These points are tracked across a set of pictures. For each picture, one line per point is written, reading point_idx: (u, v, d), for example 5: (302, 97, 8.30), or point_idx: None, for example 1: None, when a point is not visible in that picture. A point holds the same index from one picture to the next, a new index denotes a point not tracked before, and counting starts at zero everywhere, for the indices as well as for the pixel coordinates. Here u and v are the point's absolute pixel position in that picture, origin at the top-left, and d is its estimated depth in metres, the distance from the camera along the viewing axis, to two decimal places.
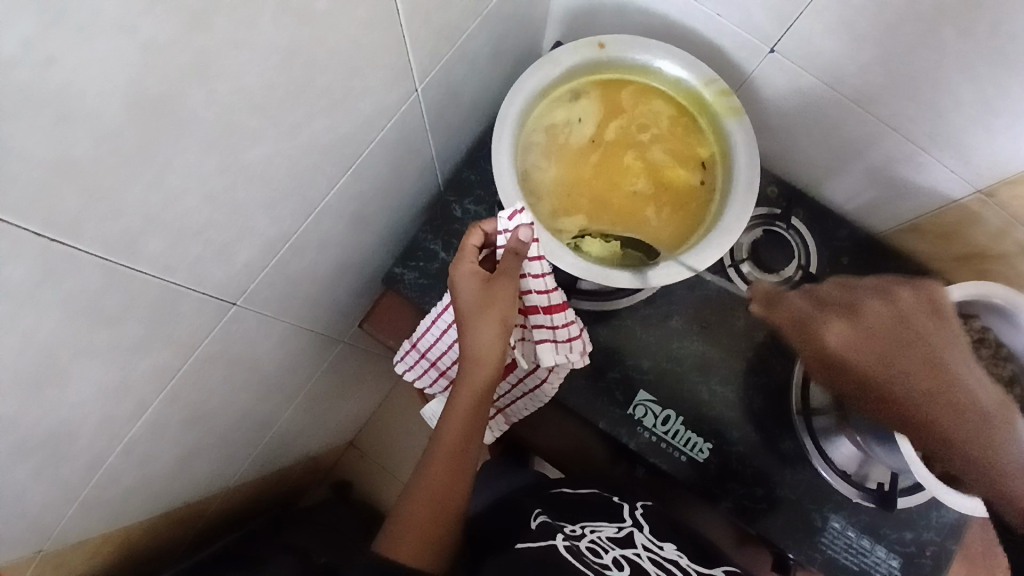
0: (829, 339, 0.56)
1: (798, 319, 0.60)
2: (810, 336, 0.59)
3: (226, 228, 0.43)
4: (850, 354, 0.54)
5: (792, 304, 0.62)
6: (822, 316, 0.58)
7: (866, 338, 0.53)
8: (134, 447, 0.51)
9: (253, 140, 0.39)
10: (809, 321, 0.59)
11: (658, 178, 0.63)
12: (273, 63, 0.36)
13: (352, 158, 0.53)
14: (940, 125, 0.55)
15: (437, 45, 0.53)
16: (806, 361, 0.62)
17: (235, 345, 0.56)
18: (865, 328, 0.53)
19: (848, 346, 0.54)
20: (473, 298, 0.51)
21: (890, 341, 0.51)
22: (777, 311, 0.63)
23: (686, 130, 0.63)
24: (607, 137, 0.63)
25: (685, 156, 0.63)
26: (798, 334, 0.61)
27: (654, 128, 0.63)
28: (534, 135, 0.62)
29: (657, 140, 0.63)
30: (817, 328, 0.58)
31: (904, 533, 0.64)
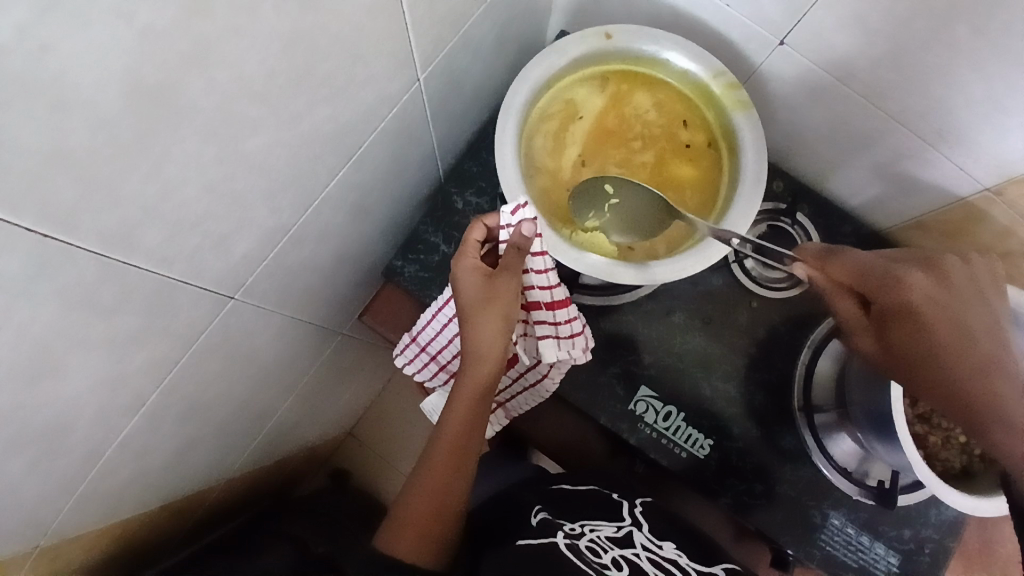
0: (906, 288, 0.49)
1: (869, 272, 0.51)
2: (893, 291, 0.49)
3: (224, 220, 0.42)
4: (913, 301, 0.48)
5: (869, 262, 0.52)
6: (905, 269, 0.50)
7: (942, 291, 0.49)
8: (132, 440, 0.51)
9: (252, 130, 0.38)
10: (891, 275, 0.50)
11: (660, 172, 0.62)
12: (274, 51, 0.35)
13: (353, 149, 0.52)
14: (951, 121, 0.54)
15: (441, 33, 0.52)
16: (859, 324, 0.53)
17: (232, 338, 0.55)
18: (941, 288, 0.49)
19: (903, 290, 0.49)
20: (475, 293, 0.51)
21: (959, 298, 0.48)
22: (836, 267, 0.53)
23: (684, 122, 0.62)
24: (605, 135, 0.62)
25: (686, 147, 0.62)
26: (870, 292, 0.51)
27: (649, 121, 0.62)
28: (534, 135, 0.61)
29: (654, 133, 0.62)
30: (898, 281, 0.49)
31: (903, 530, 0.65)
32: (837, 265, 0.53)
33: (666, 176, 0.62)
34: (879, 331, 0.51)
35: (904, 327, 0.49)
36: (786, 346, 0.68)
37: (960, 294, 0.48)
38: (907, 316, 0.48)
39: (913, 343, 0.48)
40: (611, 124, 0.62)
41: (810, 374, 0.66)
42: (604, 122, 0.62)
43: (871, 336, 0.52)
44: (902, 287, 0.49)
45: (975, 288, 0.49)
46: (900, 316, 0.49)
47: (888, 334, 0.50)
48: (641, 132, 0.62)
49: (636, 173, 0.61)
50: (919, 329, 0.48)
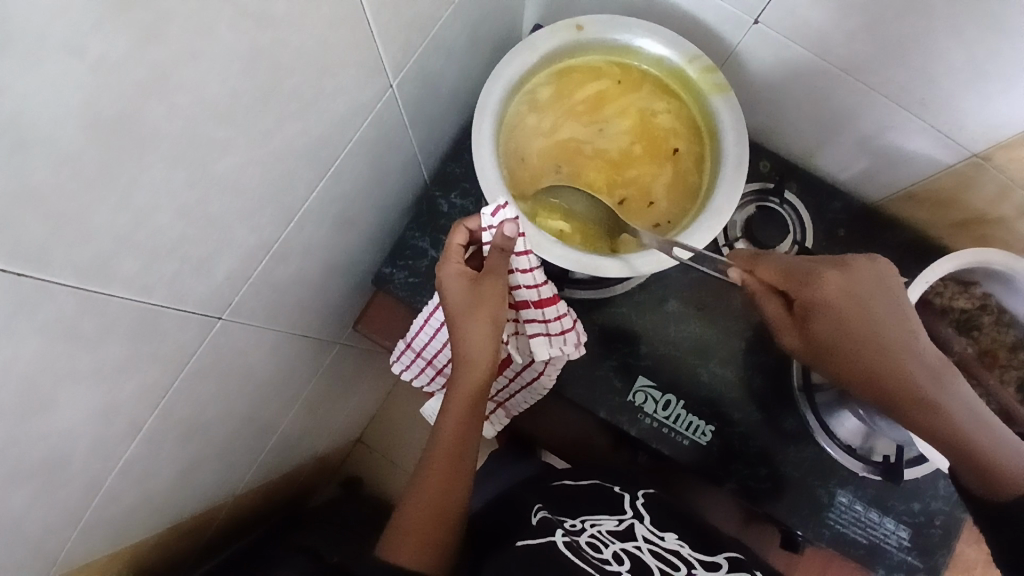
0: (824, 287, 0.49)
1: (821, 311, 0.49)
2: (812, 291, 0.49)
3: (203, 243, 0.42)
4: (864, 353, 0.48)
5: (893, 270, 0.52)
6: (856, 305, 0.48)
7: (853, 291, 0.49)
8: (131, 467, 0.51)
9: (221, 152, 0.38)
10: (811, 274, 0.50)
11: (653, 95, 0.62)
12: (235, 70, 0.35)
13: (330, 161, 0.51)
14: (932, 91, 0.53)
15: (410, 37, 0.52)
16: (828, 275, 0.49)
17: (225, 358, 0.55)
18: (845, 293, 0.49)
19: (832, 331, 0.49)
20: (461, 299, 0.50)
21: (862, 296, 0.49)
22: (765, 266, 0.52)
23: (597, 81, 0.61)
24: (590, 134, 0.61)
25: (623, 70, 0.61)
26: (791, 289, 0.50)
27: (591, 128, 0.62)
28: (511, 145, 0.60)
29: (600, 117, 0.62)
30: (817, 281, 0.49)
31: (912, 503, 0.64)
32: (765, 267, 0.52)
33: (655, 91, 0.62)
34: (807, 289, 0.50)
35: (826, 326, 0.49)
36: None
37: (868, 295, 0.49)
38: (821, 313, 0.49)
39: (828, 336, 0.49)
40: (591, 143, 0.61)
41: None
42: (601, 140, 0.61)
43: (840, 276, 0.49)
44: (823, 286, 0.49)
45: (875, 290, 0.49)
46: (817, 316, 0.49)
47: (811, 328, 0.50)
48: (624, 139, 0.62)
49: (650, 140, 0.62)
50: (832, 330, 0.49)
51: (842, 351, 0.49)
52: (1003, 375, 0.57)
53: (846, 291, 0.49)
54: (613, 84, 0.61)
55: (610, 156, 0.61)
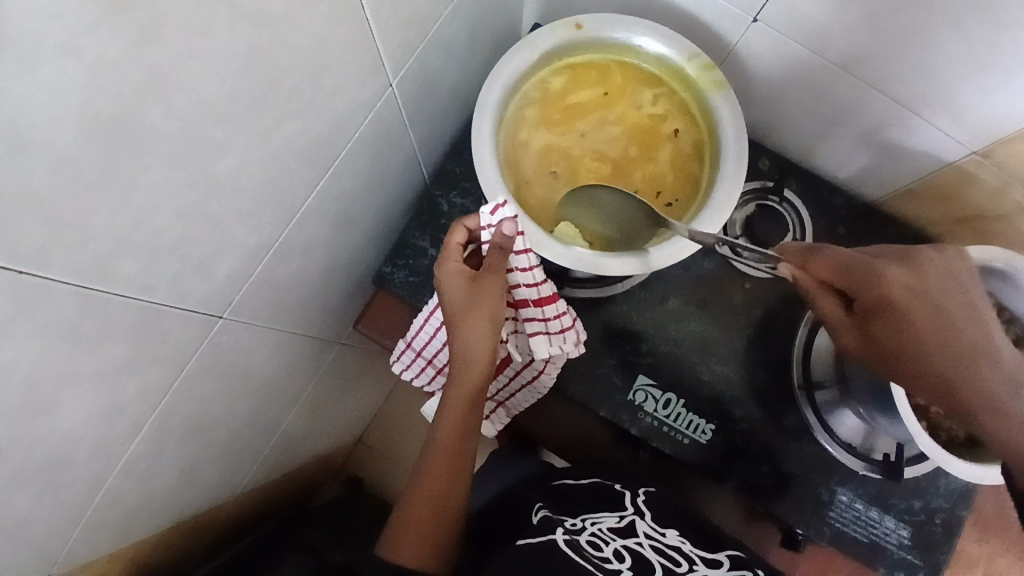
0: (887, 284, 0.48)
1: (883, 309, 0.48)
2: (873, 287, 0.49)
3: (203, 242, 0.42)
4: (930, 352, 0.48)
5: (962, 262, 0.51)
6: (920, 302, 0.48)
7: (920, 287, 0.48)
8: (133, 466, 0.51)
9: (220, 151, 0.38)
10: (873, 270, 0.49)
11: (645, 94, 0.62)
12: (233, 70, 0.35)
13: (330, 161, 0.52)
14: (932, 88, 0.53)
15: (409, 36, 0.52)
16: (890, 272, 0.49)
17: (226, 357, 0.55)
18: (911, 289, 0.48)
19: (893, 330, 0.48)
20: (461, 298, 0.50)
21: (934, 292, 0.48)
22: (818, 262, 0.51)
23: (580, 99, 0.61)
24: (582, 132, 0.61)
25: (605, 76, 0.61)
26: (851, 288, 0.50)
27: (589, 136, 0.61)
28: (511, 157, 0.60)
29: (595, 124, 0.62)
30: (880, 278, 0.49)
31: (913, 502, 0.64)
32: (819, 262, 0.51)
33: (645, 90, 0.62)
34: (868, 286, 0.49)
35: (888, 324, 0.48)
36: (782, 324, 0.67)
37: (937, 292, 0.48)
38: (885, 311, 0.48)
39: (889, 336, 0.49)
40: (588, 139, 0.61)
41: (809, 351, 0.65)
42: (593, 139, 0.61)
43: (901, 272, 0.49)
44: (886, 283, 0.48)
45: (944, 287, 0.49)
46: (879, 314, 0.49)
47: (873, 327, 0.49)
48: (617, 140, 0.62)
49: (651, 139, 0.62)
50: (896, 330, 0.48)
51: (906, 352, 0.48)
52: None
53: (910, 287, 0.48)
54: (598, 97, 0.61)
55: (602, 157, 0.61)
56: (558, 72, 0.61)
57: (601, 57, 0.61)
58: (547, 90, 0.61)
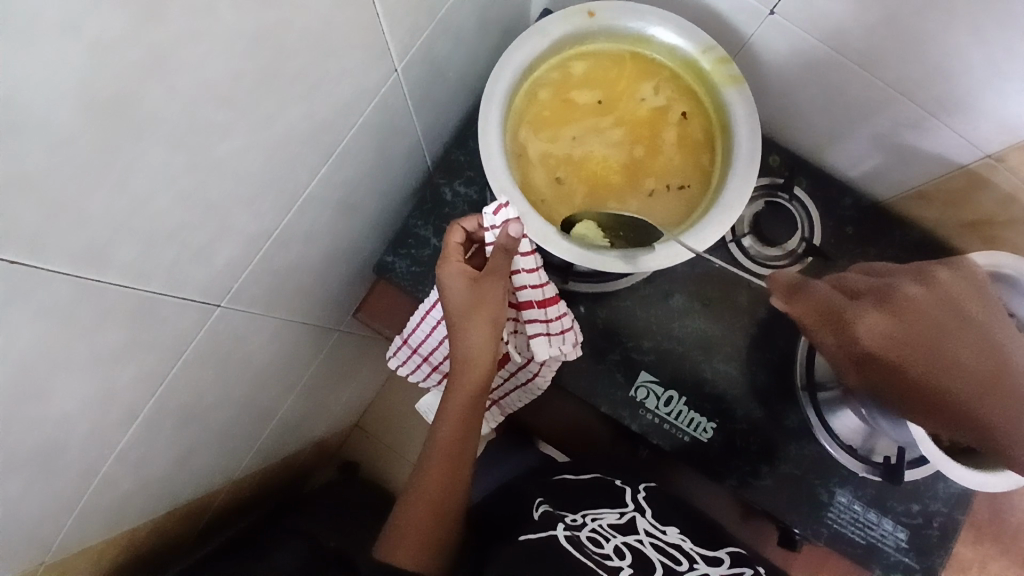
0: (863, 333, 0.43)
1: (866, 359, 0.43)
2: (847, 336, 0.44)
3: (202, 229, 0.41)
4: (927, 401, 0.42)
5: (960, 288, 0.42)
6: (906, 351, 0.41)
7: (896, 333, 0.41)
8: (127, 454, 0.50)
9: (220, 137, 0.37)
10: (847, 316, 0.44)
11: (643, 92, 0.60)
12: (235, 53, 0.34)
13: (333, 147, 0.50)
14: (951, 89, 0.52)
15: (417, 20, 0.50)
16: (864, 318, 0.43)
17: (223, 345, 0.54)
18: (891, 335, 0.42)
19: (884, 378, 0.43)
20: (461, 298, 0.50)
21: (908, 337, 0.41)
22: (801, 304, 0.48)
23: (577, 111, 0.60)
24: (588, 122, 0.60)
25: (598, 80, 0.60)
26: (831, 333, 0.46)
27: (596, 140, 0.60)
28: (521, 163, 0.58)
29: (599, 127, 0.60)
30: (854, 324, 0.43)
31: (911, 504, 0.64)
32: (802, 305, 0.48)
33: (641, 88, 0.60)
34: (844, 333, 0.44)
35: (877, 373, 0.43)
36: (787, 323, 0.67)
37: (920, 335, 0.41)
38: (867, 362, 0.43)
39: (882, 382, 0.44)
40: (595, 130, 0.60)
41: (813, 353, 0.64)
42: (598, 131, 0.60)
43: (881, 319, 0.42)
44: (861, 332, 0.43)
45: (933, 329, 0.40)
46: (864, 363, 0.44)
47: (866, 372, 0.45)
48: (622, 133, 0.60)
49: (658, 135, 0.60)
50: (886, 378, 0.43)
51: (907, 399, 0.43)
52: None
53: (895, 336, 0.41)
54: (594, 106, 0.60)
55: (602, 152, 0.59)
56: (575, 60, 0.59)
57: (618, 50, 0.60)
58: (559, 75, 0.59)
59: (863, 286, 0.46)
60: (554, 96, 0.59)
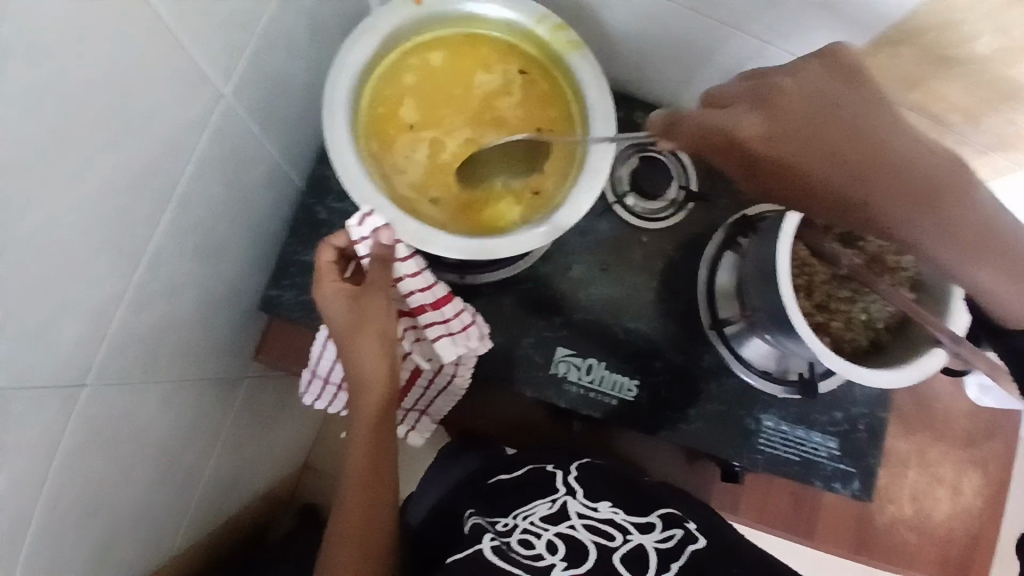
0: (745, 135, 0.46)
1: (753, 166, 0.47)
2: (733, 148, 0.47)
3: (32, 312, 0.37)
4: (801, 180, 0.45)
5: (822, 77, 0.45)
6: (782, 145, 0.45)
7: (774, 130, 0.45)
8: (27, 568, 0.46)
9: (19, 209, 0.33)
10: (728, 129, 0.46)
11: (485, 80, 0.59)
12: (7, 113, 0.30)
13: (170, 191, 0.47)
14: (773, 16, 0.53)
15: (233, 41, 0.47)
16: (743, 126, 0.46)
17: (107, 424, 0.50)
18: (773, 128, 0.45)
19: (773, 173, 0.46)
20: (345, 317, 0.48)
21: (794, 124, 0.45)
22: (680, 134, 0.49)
23: (433, 100, 0.59)
24: (442, 110, 0.58)
25: (437, 81, 0.59)
26: (727, 149, 0.47)
27: (454, 141, 0.58)
28: (383, 180, 0.56)
29: (452, 128, 0.58)
30: (736, 134, 0.46)
31: (834, 413, 0.68)
32: (683, 135, 0.49)
33: (482, 77, 0.59)
34: (738, 144, 0.46)
35: (767, 170, 0.46)
36: (683, 269, 0.68)
37: (800, 118, 0.45)
38: (777, 163, 0.45)
39: (778, 173, 0.46)
40: (449, 118, 0.58)
41: (712, 289, 0.66)
42: (453, 117, 0.58)
43: (757, 119, 0.46)
44: (747, 137, 0.46)
45: (812, 107, 0.44)
46: (768, 159, 0.45)
47: (754, 169, 0.47)
48: (479, 116, 0.59)
49: (514, 120, 0.60)
50: (782, 170, 0.45)
51: (795, 182, 0.45)
52: (894, 278, 0.58)
53: (771, 133, 0.45)
54: (442, 101, 0.59)
55: (459, 140, 0.58)
56: (433, 48, 0.58)
57: (466, 33, 0.59)
58: (409, 67, 0.58)
59: (738, 92, 0.48)
60: (404, 90, 0.58)
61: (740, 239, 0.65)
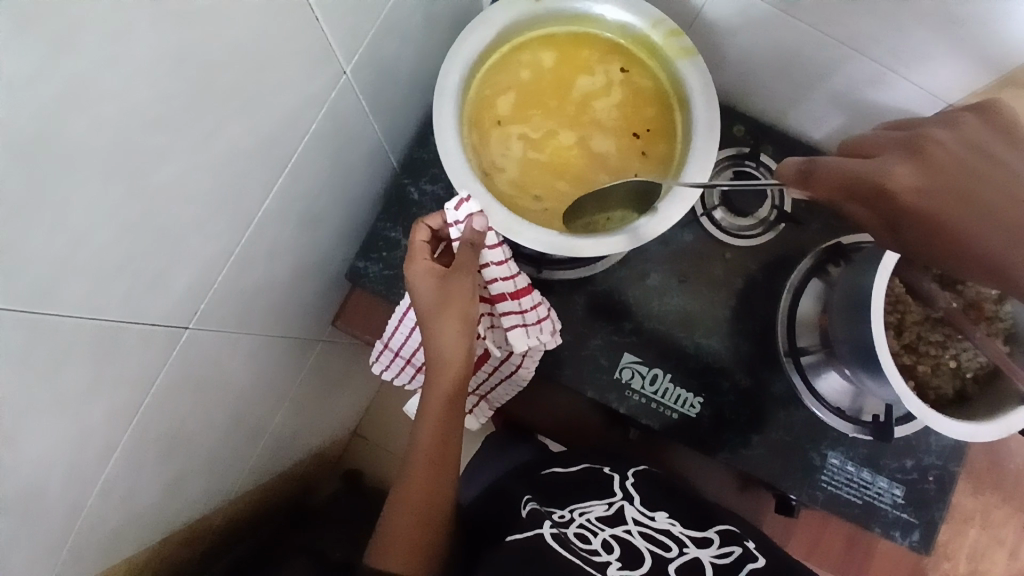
0: (894, 185, 0.39)
1: (895, 217, 0.40)
2: (879, 196, 0.40)
3: (155, 256, 0.40)
4: (970, 240, 0.37)
5: (978, 130, 0.40)
6: (927, 200, 0.38)
7: (930, 181, 0.38)
8: (112, 488, 0.50)
9: (159, 160, 0.36)
10: (878, 176, 0.40)
11: (589, 81, 0.60)
12: (164, 72, 0.33)
13: (285, 158, 0.49)
14: (901, 43, 0.51)
15: (360, 21, 0.49)
16: (896, 173, 0.39)
17: (199, 367, 0.54)
18: (930, 177, 0.38)
19: (915, 229, 0.39)
20: (431, 297, 0.49)
21: (962, 177, 0.37)
22: (818, 179, 0.44)
23: (537, 95, 0.59)
24: (545, 107, 0.59)
25: (542, 76, 0.59)
26: (864, 197, 0.41)
27: (554, 138, 0.59)
28: (481, 168, 0.57)
29: (553, 125, 0.59)
30: (885, 183, 0.40)
31: (905, 461, 0.65)
32: (822, 177, 0.44)
33: (586, 78, 0.60)
34: (880, 194, 0.40)
35: (912, 227, 0.39)
36: (765, 291, 0.67)
37: (957, 169, 0.38)
38: (916, 218, 0.39)
39: (921, 233, 0.39)
40: (552, 115, 0.59)
41: (794, 314, 0.65)
42: (555, 114, 0.59)
43: (913, 170, 0.39)
44: (898, 187, 0.39)
45: (972, 161, 0.38)
46: (908, 217, 0.39)
47: (896, 226, 0.41)
48: (581, 115, 0.60)
49: (614, 122, 0.60)
50: (926, 229, 0.39)
51: (933, 242, 0.39)
52: (990, 327, 0.55)
53: (926, 186, 0.38)
54: (545, 97, 0.59)
55: (558, 137, 0.59)
56: (544, 45, 0.59)
57: (576, 32, 0.59)
58: (517, 61, 0.59)
59: (886, 140, 0.42)
60: (510, 83, 0.59)
61: (829, 266, 0.63)
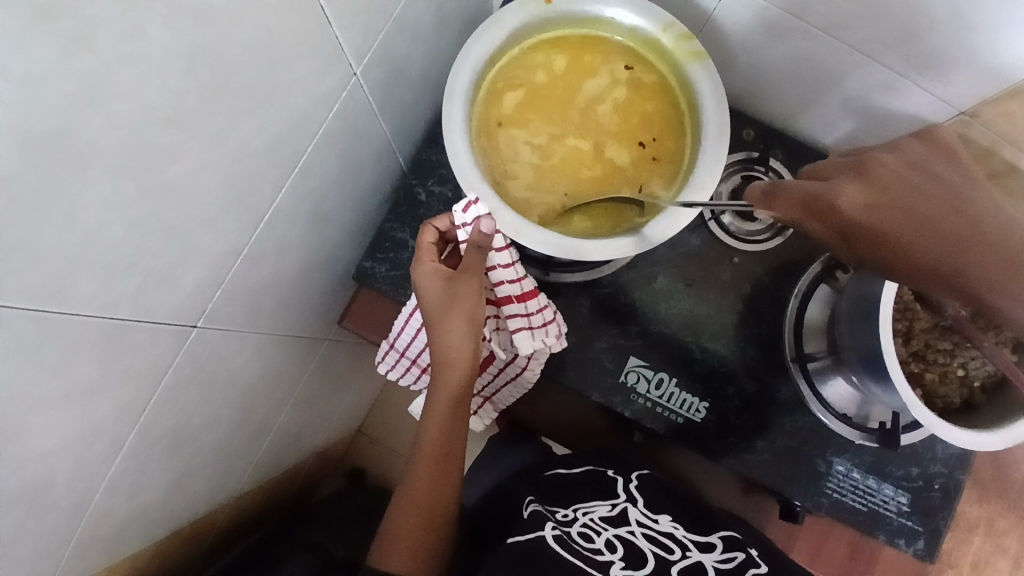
0: (842, 204, 0.41)
1: (856, 232, 0.40)
2: (825, 215, 0.41)
3: (164, 254, 0.40)
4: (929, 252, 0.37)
5: (919, 152, 0.42)
6: (887, 215, 0.38)
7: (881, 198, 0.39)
8: (118, 484, 0.50)
9: (170, 158, 0.36)
10: (824, 196, 0.41)
11: (599, 82, 0.60)
12: (176, 71, 0.33)
13: (295, 158, 0.49)
14: (915, 49, 0.51)
15: (372, 21, 0.49)
16: (844, 192, 0.41)
17: (206, 365, 0.54)
18: (877, 195, 0.39)
19: (863, 245, 0.40)
20: (437, 297, 0.50)
21: (905, 193, 0.39)
22: (783, 200, 0.45)
23: (545, 98, 0.59)
24: (554, 109, 0.59)
25: (550, 78, 0.59)
26: (805, 220, 0.43)
27: (562, 140, 0.59)
28: (489, 170, 0.57)
29: (562, 127, 0.59)
30: (835, 203, 0.41)
31: (911, 468, 0.65)
32: (782, 200, 0.45)
33: (596, 80, 0.60)
34: (822, 213, 0.42)
35: (864, 244, 0.40)
36: (772, 296, 0.66)
37: (902, 186, 0.39)
38: (865, 234, 0.39)
39: (870, 249, 0.40)
40: (560, 118, 0.59)
41: (800, 319, 0.65)
42: (563, 117, 0.59)
43: (861, 188, 0.40)
44: (845, 206, 0.40)
45: (910, 180, 0.39)
46: (855, 236, 0.40)
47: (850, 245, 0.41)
48: (589, 118, 0.59)
49: (623, 125, 0.60)
50: (871, 246, 0.40)
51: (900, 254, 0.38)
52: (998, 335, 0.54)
53: (871, 203, 0.39)
54: (554, 99, 0.59)
55: (567, 139, 0.59)
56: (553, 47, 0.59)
57: (587, 35, 0.59)
58: (527, 63, 0.59)
59: (838, 167, 0.44)
60: (519, 85, 0.59)
61: (837, 272, 0.63)
